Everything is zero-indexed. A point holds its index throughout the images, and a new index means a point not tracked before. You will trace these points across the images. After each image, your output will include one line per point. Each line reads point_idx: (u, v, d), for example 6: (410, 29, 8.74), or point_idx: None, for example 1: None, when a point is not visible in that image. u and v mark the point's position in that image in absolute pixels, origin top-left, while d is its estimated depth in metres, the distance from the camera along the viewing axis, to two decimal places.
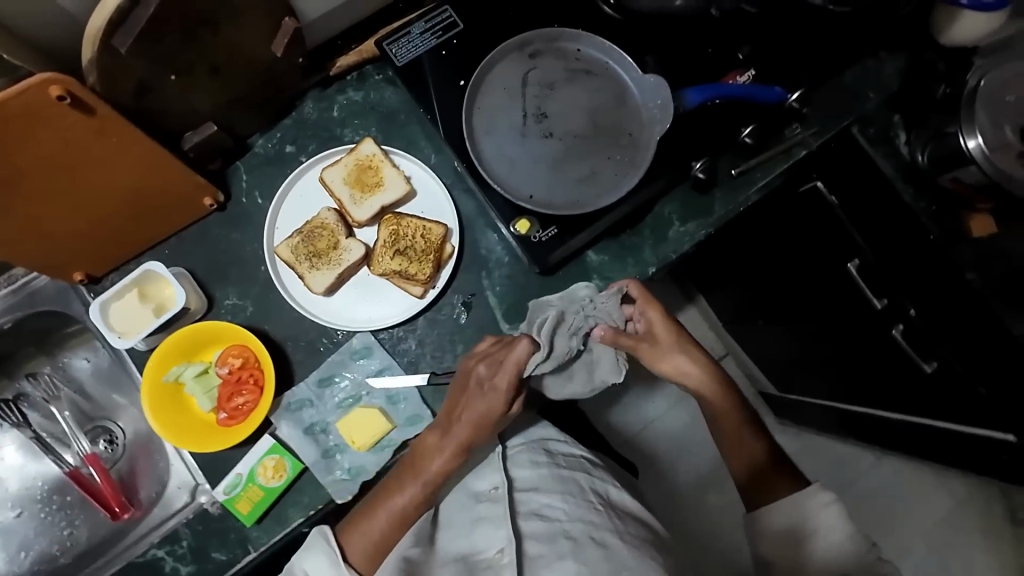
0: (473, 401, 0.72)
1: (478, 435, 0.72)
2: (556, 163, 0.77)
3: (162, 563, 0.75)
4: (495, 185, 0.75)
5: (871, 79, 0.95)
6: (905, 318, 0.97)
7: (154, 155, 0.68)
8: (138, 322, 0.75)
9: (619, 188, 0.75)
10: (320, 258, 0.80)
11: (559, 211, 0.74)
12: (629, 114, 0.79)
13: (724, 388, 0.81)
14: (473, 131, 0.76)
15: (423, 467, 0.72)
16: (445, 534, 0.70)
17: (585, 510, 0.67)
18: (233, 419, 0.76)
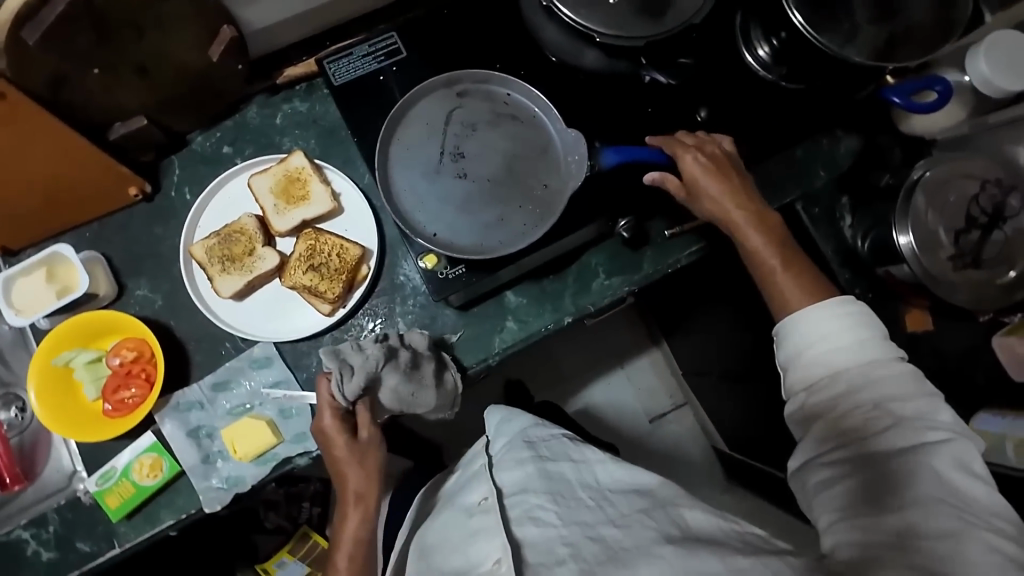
0: (345, 469, 0.73)
1: (369, 484, 0.74)
2: (466, 205, 0.76)
3: (25, 545, 0.75)
4: (400, 219, 0.74)
5: (821, 156, 0.93)
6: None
7: (75, 145, 0.69)
8: (38, 301, 0.76)
9: (523, 239, 0.75)
10: (233, 263, 0.81)
11: (458, 253, 0.73)
12: (549, 165, 0.78)
13: (753, 224, 0.73)
14: (387, 162, 0.76)
15: (346, 530, 0.74)
16: (445, 558, 0.73)
17: (578, 512, 0.67)
18: (117, 411, 0.76)
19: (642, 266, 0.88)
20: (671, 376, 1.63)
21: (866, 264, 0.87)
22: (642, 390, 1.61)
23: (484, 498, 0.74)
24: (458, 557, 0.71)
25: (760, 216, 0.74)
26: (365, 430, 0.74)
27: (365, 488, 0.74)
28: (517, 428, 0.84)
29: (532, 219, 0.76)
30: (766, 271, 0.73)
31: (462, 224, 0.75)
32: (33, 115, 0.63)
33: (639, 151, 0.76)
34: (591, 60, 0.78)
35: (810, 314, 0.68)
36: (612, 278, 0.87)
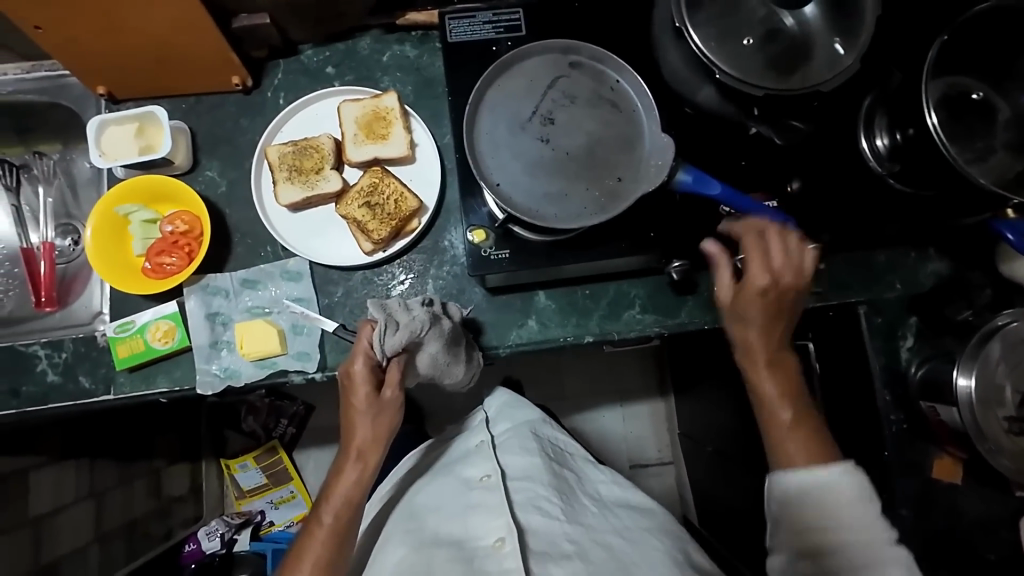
0: (359, 418, 0.74)
1: (377, 443, 0.75)
2: (536, 169, 0.71)
3: (36, 362, 0.81)
4: (469, 158, 0.70)
5: (904, 270, 0.88)
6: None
7: (198, 19, 0.73)
8: (122, 150, 0.81)
9: (577, 222, 0.68)
10: (299, 175, 0.83)
11: (512, 213, 0.68)
12: (631, 163, 0.71)
13: (764, 331, 0.73)
14: (479, 102, 0.72)
15: (342, 479, 0.75)
16: (440, 523, 0.75)
17: (580, 518, 0.75)
18: (153, 272, 0.80)
19: (679, 312, 0.86)
20: (665, 432, 1.59)
21: (909, 395, 0.83)
22: (632, 435, 1.58)
23: (487, 476, 0.77)
24: (454, 525, 0.74)
25: (777, 336, 0.74)
26: (388, 390, 0.75)
27: (372, 443, 0.75)
28: (518, 421, 0.90)
29: (593, 207, 0.70)
30: (752, 358, 0.74)
31: (525, 185, 0.70)
32: None
33: (712, 185, 0.69)
34: (705, 98, 0.74)
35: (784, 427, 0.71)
36: (645, 314, 0.85)
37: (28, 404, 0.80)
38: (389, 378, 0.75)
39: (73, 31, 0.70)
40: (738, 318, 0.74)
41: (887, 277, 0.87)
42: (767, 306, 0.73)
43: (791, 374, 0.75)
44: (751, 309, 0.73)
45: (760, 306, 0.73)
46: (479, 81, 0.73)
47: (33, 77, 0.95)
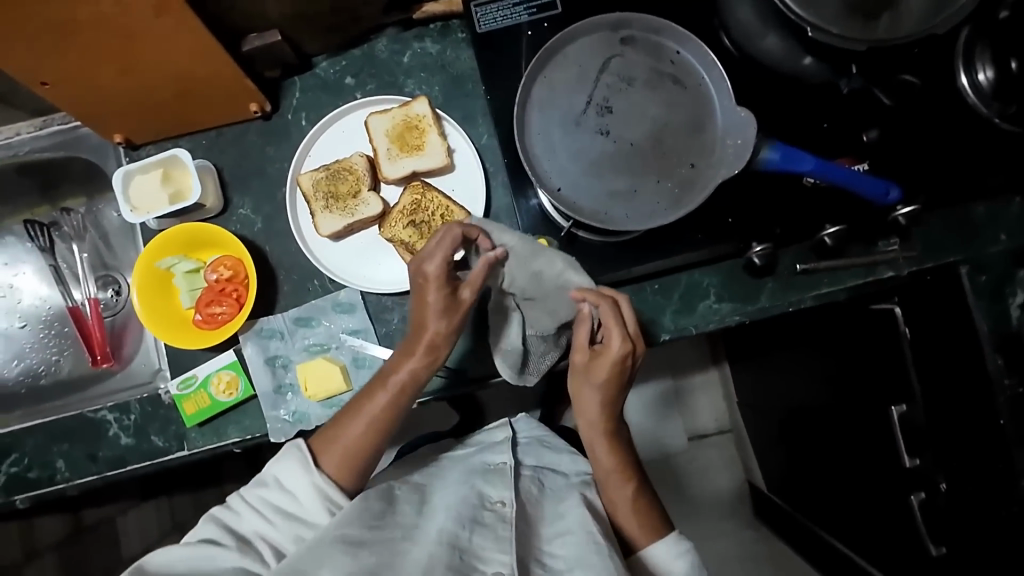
0: (428, 302, 0.66)
1: (442, 337, 0.66)
2: (599, 166, 0.64)
3: (107, 427, 0.80)
4: (524, 163, 0.64)
5: (1008, 220, 0.78)
6: (931, 490, 0.79)
7: (209, 48, 0.67)
8: (152, 200, 0.77)
9: (652, 220, 0.62)
10: (337, 202, 0.78)
11: (580, 219, 0.62)
12: (702, 145, 0.64)
13: (608, 379, 0.69)
14: (526, 98, 0.65)
15: (399, 365, 0.67)
16: (444, 520, 0.61)
17: (588, 557, 0.60)
18: (206, 324, 0.77)
19: (759, 297, 0.79)
20: (721, 400, 1.48)
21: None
22: (687, 408, 1.48)
23: (502, 504, 0.65)
24: (457, 526, 0.60)
25: (627, 368, 0.70)
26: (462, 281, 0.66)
27: (438, 339, 0.66)
28: (546, 458, 0.78)
29: (667, 201, 0.63)
30: (588, 372, 0.70)
31: (590, 186, 0.63)
32: (178, 7, 0.60)
33: (803, 160, 0.61)
34: (771, 47, 0.68)
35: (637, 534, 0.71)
36: (722, 303, 0.79)
37: (106, 468, 0.80)
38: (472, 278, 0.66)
39: (81, 78, 0.66)
40: (582, 356, 0.70)
41: (989, 229, 0.79)
42: (612, 374, 0.69)
43: (618, 397, 0.72)
44: (603, 365, 0.69)
45: (604, 370, 0.69)
46: (523, 75, 0.66)
47: (47, 133, 0.91)
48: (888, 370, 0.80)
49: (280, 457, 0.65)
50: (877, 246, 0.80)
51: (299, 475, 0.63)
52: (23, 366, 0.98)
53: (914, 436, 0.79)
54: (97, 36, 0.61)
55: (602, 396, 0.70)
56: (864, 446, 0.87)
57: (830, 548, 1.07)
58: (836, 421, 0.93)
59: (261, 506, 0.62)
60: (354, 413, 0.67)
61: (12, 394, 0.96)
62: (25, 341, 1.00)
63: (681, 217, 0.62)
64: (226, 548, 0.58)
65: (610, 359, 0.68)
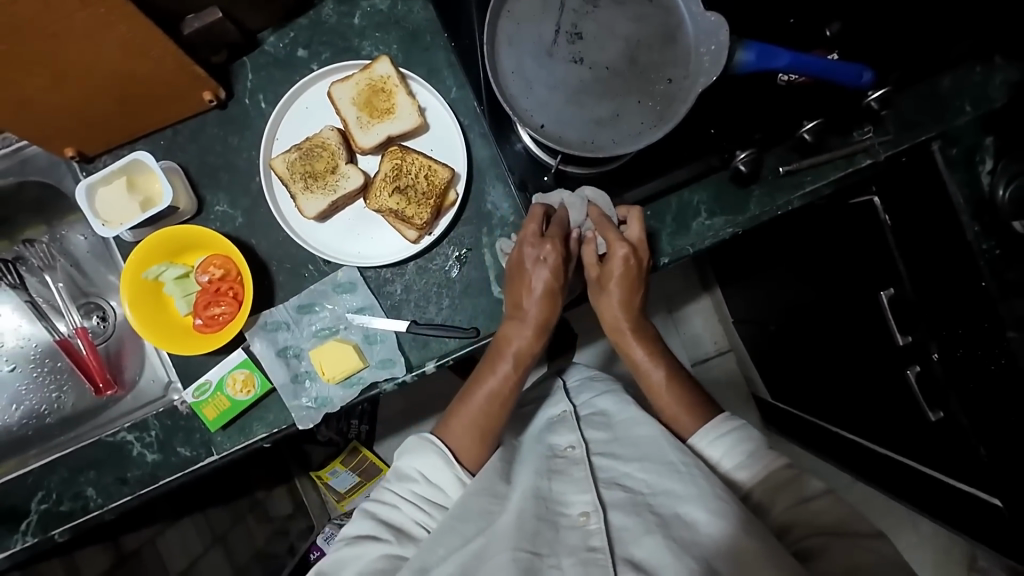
0: (529, 287, 0.69)
1: (549, 312, 0.70)
2: (579, 95, 0.63)
3: (130, 447, 0.79)
4: (504, 104, 0.62)
5: (970, 90, 0.81)
6: (924, 361, 0.82)
7: (150, 36, 0.63)
8: (123, 211, 0.73)
9: (639, 140, 0.62)
10: (316, 181, 0.76)
11: (569, 151, 0.62)
12: (677, 56, 0.63)
13: (619, 289, 0.72)
14: (494, 37, 0.63)
15: (512, 345, 0.71)
16: (527, 478, 0.66)
17: (667, 476, 0.61)
18: (208, 327, 0.75)
19: (748, 207, 0.80)
20: (717, 323, 1.53)
21: (999, 217, 0.74)
22: (684, 332, 1.52)
23: (572, 448, 0.70)
24: (537, 480, 0.65)
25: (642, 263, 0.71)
26: (555, 253, 0.69)
27: (544, 315, 0.70)
28: (600, 391, 0.85)
29: (650, 119, 0.63)
30: (602, 283, 0.72)
31: (573, 117, 0.63)
32: None
33: (777, 56, 0.61)
34: None
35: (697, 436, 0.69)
36: (714, 218, 0.80)
37: (139, 488, 0.79)
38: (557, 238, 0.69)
39: (18, 89, 0.62)
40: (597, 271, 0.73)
41: (955, 102, 0.81)
42: (627, 278, 0.71)
43: (634, 299, 0.73)
44: (611, 272, 0.71)
45: (616, 273, 0.71)
46: (487, 14, 0.63)
47: None
48: (875, 259, 0.85)
49: (416, 448, 0.70)
50: (853, 136, 0.82)
51: (443, 469, 0.69)
52: (24, 408, 0.95)
53: (904, 311, 0.83)
54: (26, 38, 0.57)
55: (623, 301, 0.72)
56: (856, 333, 0.93)
57: (839, 437, 1.14)
58: (834, 315, 0.96)
59: (411, 497, 0.68)
60: (474, 399, 0.73)
61: (19, 438, 0.94)
62: (18, 383, 0.96)
63: (667, 133, 0.62)
64: (383, 541, 0.64)
65: (619, 260, 0.69)
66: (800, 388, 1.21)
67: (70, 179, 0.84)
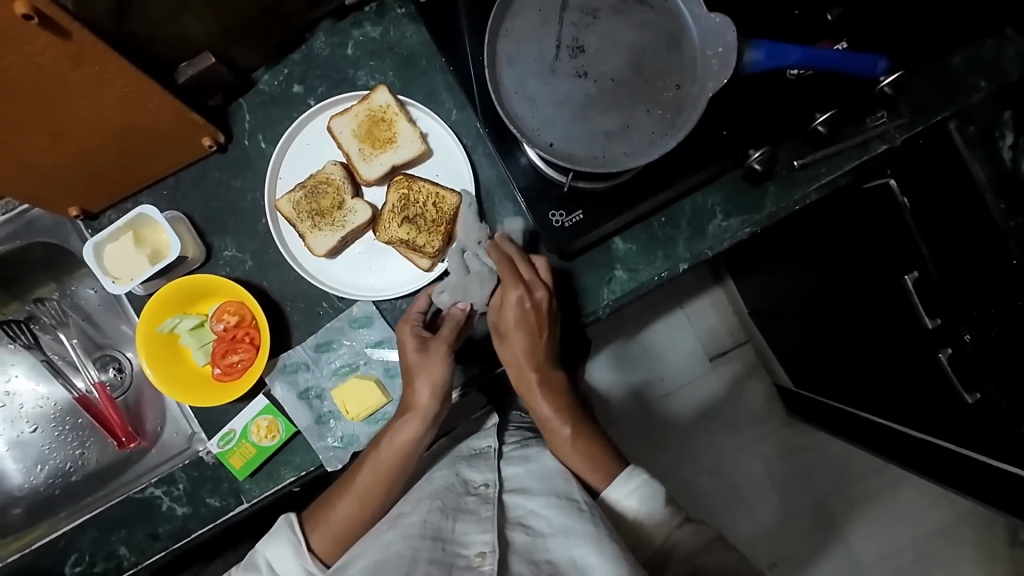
0: (420, 379, 0.68)
1: (435, 397, 0.68)
2: (587, 110, 0.61)
3: (159, 502, 0.78)
4: (510, 125, 0.61)
5: (983, 66, 0.78)
6: (956, 343, 0.78)
7: (142, 88, 0.62)
8: (131, 266, 0.72)
9: (651, 152, 0.60)
10: (323, 218, 0.74)
11: (581, 168, 0.60)
12: (682, 61, 0.62)
13: (543, 390, 0.69)
14: (495, 58, 0.61)
15: (393, 434, 0.68)
16: (428, 510, 0.62)
17: (567, 513, 0.60)
18: (227, 375, 0.74)
19: (764, 204, 0.78)
20: (733, 317, 1.44)
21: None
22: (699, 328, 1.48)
23: (485, 486, 0.66)
24: (441, 518, 0.60)
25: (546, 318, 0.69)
26: (448, 330, 0.69)
27: (427, 399, 0.68)
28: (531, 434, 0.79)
29: (661, 128, 0.61)
30: (523, 382, 0.69)
31: (583, 132, 0.61)
32: (99, 53, 0.56)
33: (788, 53, 0.60)
34: None
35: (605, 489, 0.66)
36: (731, 219, 0.78)
37: (172, 542, 0.78)
38: (442, 333, 0.69)
39: (15, 155, 0.62)
40: (516, 365, 0.69)
41: (968, 79, 0.78)
42: (536, 326, 0.69)
43: (562, 393, 0.71)
44: (520, 349, 0.68)
45: (518, 319, 0.68)
46: (486, 35, 0.62)
47: None
48: (896, 242, 0.81)
49: (273, 533, 0.69)
50: (866, 122, 0.77)
51: (291, 560, 0.67)
52: (49, 468, 0.95)
53: (931, 294, 0.79)
54: (22, 103, 0.57)
55: (531, 351, 0.69)
56: (882, 314, 0.89)
57: (870, 423, 1.11)
58: (854, 303, 0.93)
59: None
60: (342, 496, 0.69)
61: (46, 498, 0.93)
62: (41, 443, 0.96)
63: (679, 141, 0.61)
64: None
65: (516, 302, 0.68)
66: (822, 379, 1.17)
67: (76, 236, 0.83)
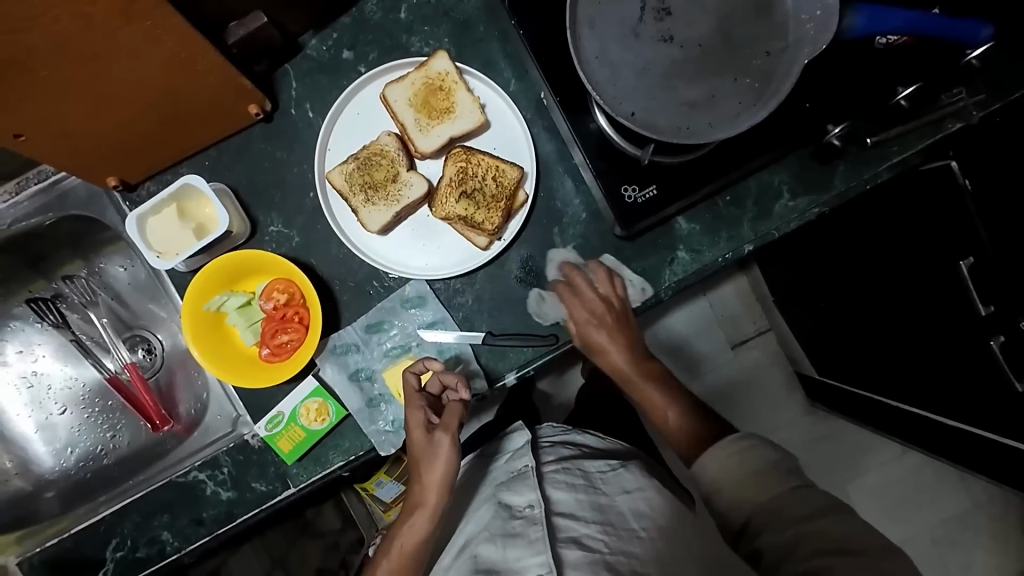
0: (429, 474, 0.67)
1: (442, 494, 0.67)
2: (670, 78, 0.58)
3: (203, 486, 0.75)
4: (590, 92, 0.57)
5: None
6: (1009, 330, 0.73)
7: (194, 49, 0.57)
8: (177, 240, 0.69)
9: (738, 123, 0.57)
10: (377, 192, 0.71)
11: (664, 139, 0.56)
12: (774, 25, 0.58)
13: (637, 368, 0.74)
14: (575, 20, 0.58)
15: (405, 528, 0.68)
16: (478, 545, 0.63)
17: (627, 540, 0.61)
18: (276, 356, 0.71)
19: (833, 183, 0.75)
20: (755, 302, 1.37)
21: None
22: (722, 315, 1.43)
23: (530, 507, 0.64)
24: (490, 549, 0.62)
25: (616, 297, 0.73)
26: (450, 423, 0.66)
27: (441, 499, 0.67)
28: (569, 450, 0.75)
29: (749, 97, 0.57)
30: (618, 366, 0.74)
31: (666, 102, 0.58)
32: (153, 7, 0.51)
33: (887, 18, 0.61)
34: None
35: (715, 455, 0.67)
36: (798, 198, 0.75)
37: (216, 528, 0.75)
38: (446, 423, 0.66)
39: (57, 120, 0.58)
40: (612, 358, 0.74)
41: None
42: (608, 313, 0.72)
43: (649, 365, 0.76)
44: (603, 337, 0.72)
45: (586, 309, 0.72)
46: None
47: (25, 196, 0.79)
48: (953, 224, 0.76)
49: None
50: (942, 98, 0.71)
51: None
52: (80, 450, 0.92)
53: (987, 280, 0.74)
54: (70, 63, 0.53)
55: (610, 338, 0.72)
56: (931, 300, 0.83)
57: (901, 412, 1.05)
58: (903, 292, 0.87)
59: None
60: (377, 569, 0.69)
61: (78, 482, 0.90)
62: (70, 426, 0.93)
63: (769, 112, 0.57)
64: None
65: (584, 297, 0.72)
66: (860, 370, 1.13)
67: (111, 209, 0.79)
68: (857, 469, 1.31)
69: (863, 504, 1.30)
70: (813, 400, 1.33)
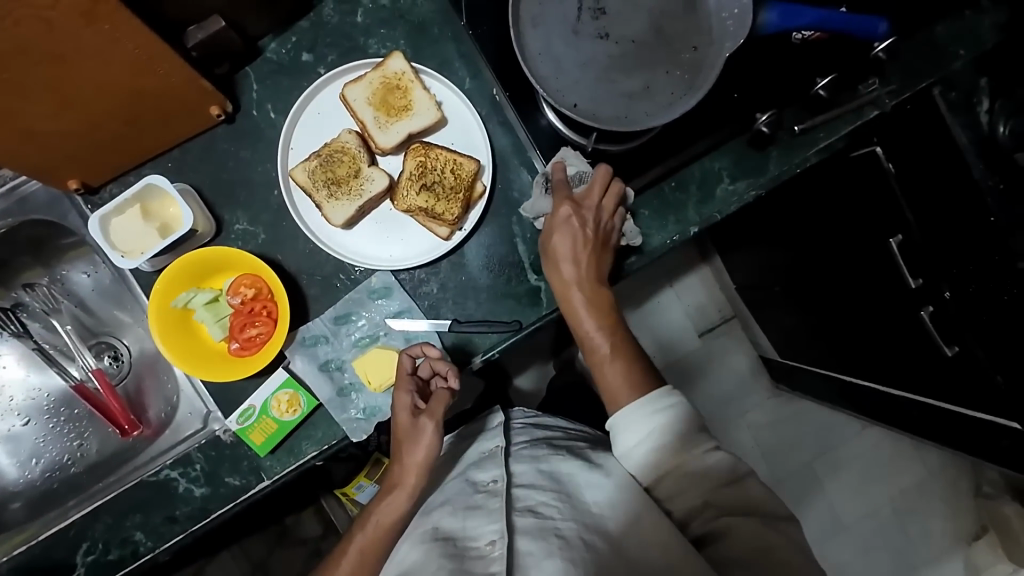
0: (409, 454, 0.69)
1: (420, 474, 0.69)
2: (609, 71, 0.63)
3: (176, 484, 0.76)
4: (535, 86, 0.62)
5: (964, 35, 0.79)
6: (936, 300, 0.78)
7: (155, 53, 0.60)
8: (140, 240, 0.70)
9: (671, 111, 0.62)
10: (340, 187, 0.74)
11: (604, 126, 0.61)
12: (699, 22, 0.64)
13: (585, 304, 0.71)
14: (518, 20, 0.62)
15: (382, 507, 0.70)
16: (441, 517, 0.65)
17: (581, 506, 0.63)
18: (245, 350, 0.72)
19: (768, 168, 0.80)
20: (718, 291, 1.43)
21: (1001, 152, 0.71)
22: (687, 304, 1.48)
23: (493, 482, 0.67)
24: (450, 520, 0.64)
25: (579, 231, 0.70)
26: (433, 405, 0.69)
27: (419, 478, 0.69)
28: (540, 434, 0.78)
29: (680, 88, 0.63)
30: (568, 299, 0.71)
31: (606, 93, 0.63)
32: (113, 11, 0.53)
33: (800, 15, 0.66)
34: None
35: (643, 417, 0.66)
36: (737, 182, 0.80)
37: (190, 525, 0.76)
38: (431, 409, 0.69)
39: (18, 123, 0.59)
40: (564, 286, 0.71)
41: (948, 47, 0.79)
42: (573, 241, 0.70)
43: (607, 307, 0.72)
44: (563, 238, 0.70)
45: (562, 233, 0.70)
46: None
47: None
48: (879, 205, 0.82)
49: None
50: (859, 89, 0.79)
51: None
52: (45, 461, 0.90)
53: (913, 255, 0.79)
54: (30, 67, 0.54)
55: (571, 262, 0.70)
56: (865, 276, 0.88)
57: (849, 385, 1.11)
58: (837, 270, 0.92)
59: None
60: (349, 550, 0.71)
61: (45, 492, 0.89)
62: (34, 436, 0.91)
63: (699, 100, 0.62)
64: None
65: (563, 221, 0.70)
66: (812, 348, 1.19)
67: (73, 213, 0.80)
68: (819, 445, 1.37)
69: (826, 477, 1.36)
70: (777, 381, 1.39)
